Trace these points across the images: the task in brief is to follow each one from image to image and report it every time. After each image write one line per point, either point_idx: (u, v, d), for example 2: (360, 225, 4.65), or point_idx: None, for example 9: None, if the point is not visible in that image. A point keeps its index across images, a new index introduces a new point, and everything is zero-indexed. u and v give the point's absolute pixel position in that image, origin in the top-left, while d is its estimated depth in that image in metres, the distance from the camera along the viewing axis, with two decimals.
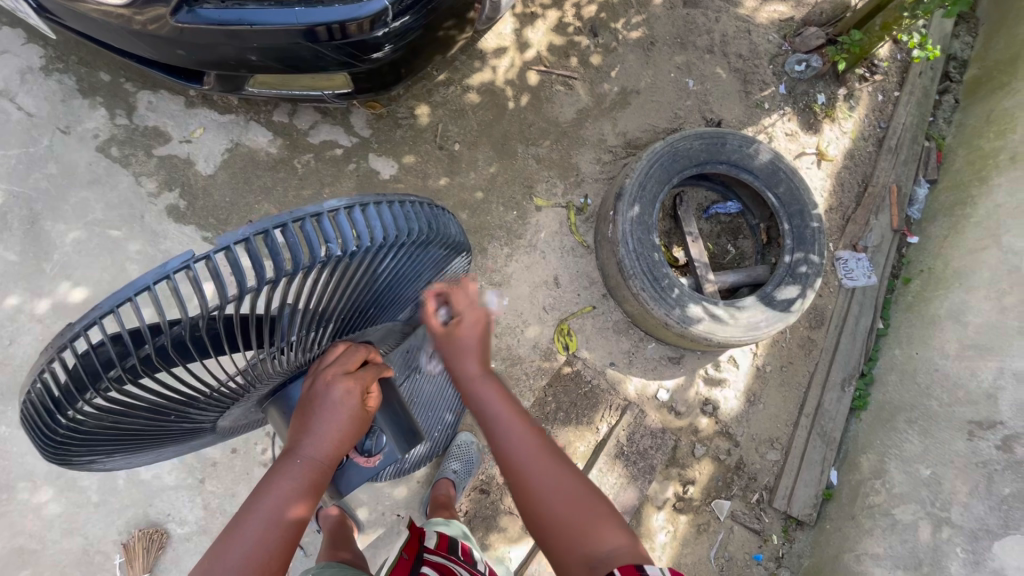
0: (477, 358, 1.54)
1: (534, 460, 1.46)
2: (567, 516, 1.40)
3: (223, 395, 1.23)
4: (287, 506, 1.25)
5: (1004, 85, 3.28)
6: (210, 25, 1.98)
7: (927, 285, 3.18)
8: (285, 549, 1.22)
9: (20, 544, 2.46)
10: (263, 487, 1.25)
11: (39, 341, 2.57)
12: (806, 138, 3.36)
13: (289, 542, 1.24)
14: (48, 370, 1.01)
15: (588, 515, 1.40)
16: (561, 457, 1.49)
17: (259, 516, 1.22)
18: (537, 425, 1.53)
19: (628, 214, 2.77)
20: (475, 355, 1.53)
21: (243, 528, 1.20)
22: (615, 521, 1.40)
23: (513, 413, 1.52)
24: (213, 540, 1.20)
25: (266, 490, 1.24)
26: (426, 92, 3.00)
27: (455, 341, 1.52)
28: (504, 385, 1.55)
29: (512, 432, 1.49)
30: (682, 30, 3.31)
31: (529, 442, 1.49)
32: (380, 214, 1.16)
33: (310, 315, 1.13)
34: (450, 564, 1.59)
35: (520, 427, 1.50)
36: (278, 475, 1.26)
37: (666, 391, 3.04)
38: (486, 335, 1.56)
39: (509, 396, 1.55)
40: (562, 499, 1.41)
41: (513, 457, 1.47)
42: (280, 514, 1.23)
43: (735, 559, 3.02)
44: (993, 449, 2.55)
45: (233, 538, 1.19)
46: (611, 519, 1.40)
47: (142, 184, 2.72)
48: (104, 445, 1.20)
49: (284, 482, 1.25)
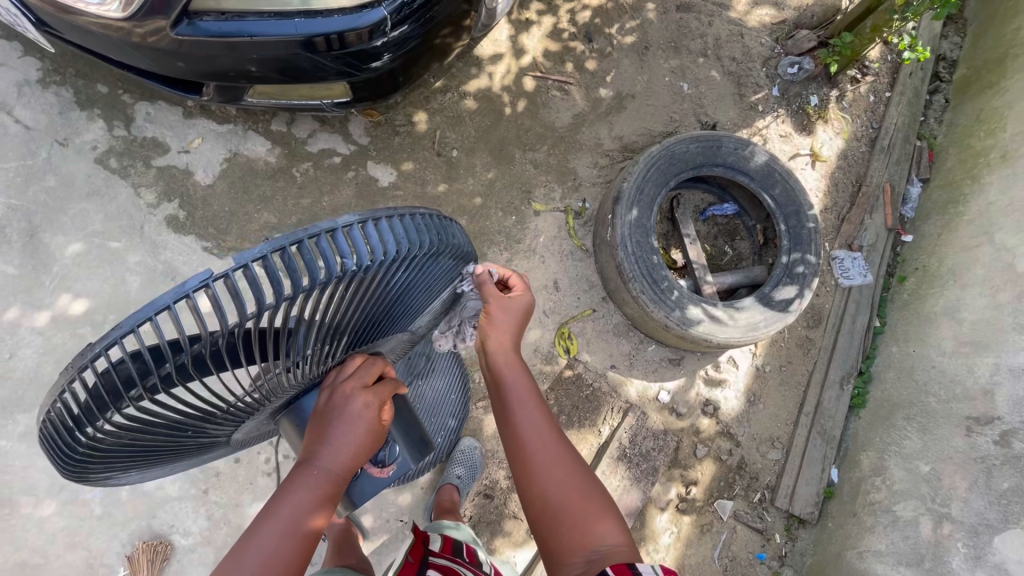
0: (513, 338, 1.65)
1: (545, 448, 1.55)
2: (567, 511, 1.45)
3: (239, 409, 1.24)
4: (304, 516, 1.25)
5: (993, 85, 3.33)
6: (209, 37, 2.00)
7: (921, 283, 3.22)
8: (302, 558, 1.23)
9: (23, 558, 2.46)
10: (279, 497, 1.26)
11: (38, 354, 2.56)
12: (800, 139, 3.40)
13: (306, 551, 1.24)
14: (68, 390, 1.01)
15: (590, 512, 1.45)
16: (572, 452, 1.57)
17: (276, 525, 1.23)
18: (552, 419, 1.61)
19: (626, 218, 2.79)
20: (511, 332, 1.64)
21: (259, 537, 1.21)
22: (616, 523, 1.45)
23: (536, 401, 1.62)
24: (230, 550, 1.19)
25: (283, 500, 1.25)
26: (423, 100, 3.01)
27: (504, 306, 1.61)
28: (531, 376, 1.64)
29: (531, 422, 1.58)
30: (676, 35, 3.34)
31: (544, 431, 1.58)
32: (392, 227, 1.17)
33: (325, 328, 1.14)
34: (455, 566, 1.60)
35: (540, 417, 1.59)
36: (294, 485, 1.26)
37: (667, 393, 3.06)
38: (525, 320, 1.69)
39: (536, 385, 1.65)
40: (569, 492, 1.48)
41: (528, 447, 1.55)
42: (298, 524, 1.24)
43: (738, 559, 3.04)
44: (991, 444, 2.57)
45: (251, 546, 1.19)
46: (614, 520, 1.45)
47: (141, 196, 2.73)
48: (122, 461, 1.20)
49: (301, 491, 1.25)
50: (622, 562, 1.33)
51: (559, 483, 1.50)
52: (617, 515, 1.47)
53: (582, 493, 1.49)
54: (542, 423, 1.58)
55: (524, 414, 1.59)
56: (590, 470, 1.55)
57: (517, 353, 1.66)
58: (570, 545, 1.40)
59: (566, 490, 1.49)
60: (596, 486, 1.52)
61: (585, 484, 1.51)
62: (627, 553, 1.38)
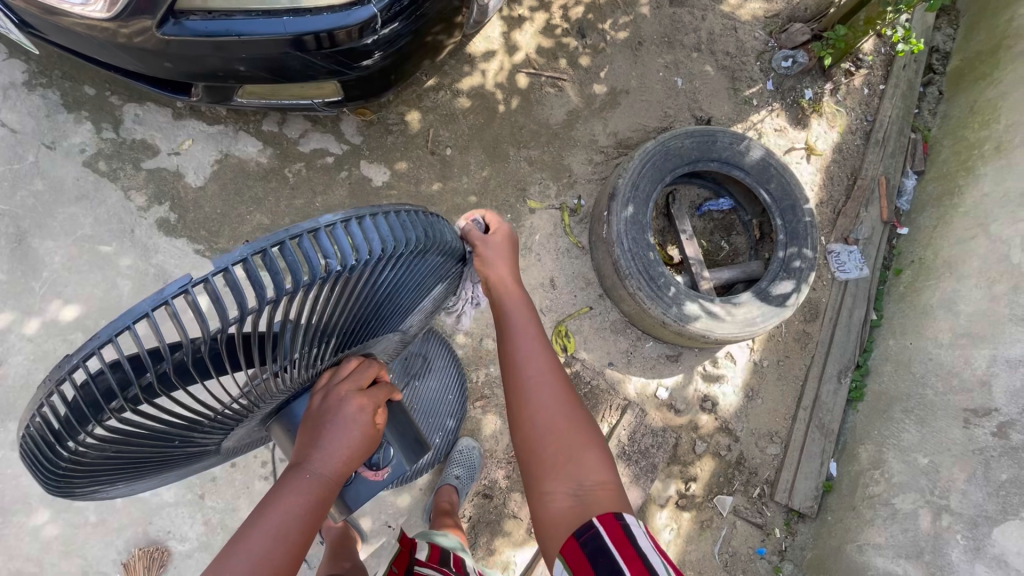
0: (512, 270, 1.63)
1: (540, 380, 1.49)
2: (555, 441, 1.39)
3: (226, 417, 1.22)
4: (297, 515, 1.20)
5: (986, 76, 3.33)
6: (196, 36, 1.97)
7: (917, 276, 3.22)
8: (293, 562, 1.18)
9: (18, 568, 2.43)
10: (270, 500, 1.21)
11: (28, 362, 2.53)
12: (795, 133, 3.39)
13: (297, 553, 1.19)
14: (48, 403, 0.99)
15: (579, 448, 1.38)
16: (568, 388, 1.50)
17: (268, 528, 1.17)
18: (551, 353, 1.55)
19: (621, 214, 2.77)
20: (507, 261, 1.63)
21: (251, 537, 1.16)
22: (605, 461, 1.37)
23: (535, 329, 1.58)
24: (219, 552, 1.14)
25: (274, 502, 1.20)
26: (417, 98, 2.99)
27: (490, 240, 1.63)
28: (534, 308, 1.61)
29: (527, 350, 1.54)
30: (669, 30, 3.32)
31: (541, 362, 1.52)
32: (377, 225, 1.15)
33: (311, 331, 1.12)
34: None
35: (538, 351, 1.54)
36: (286, 488, 1.22)
37: (665, 389, 3.06)
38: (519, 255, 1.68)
39: (535, 315, 1.61)
40: (559, 427, 1.41)
41: (522, 374, 1.50)
42: (290, 526, 1.19)
43: (739, 554, 3.03)
44: (989, 436, 2.57)
45: (239, 547, 1.14)
46: (602, 458, 1.38)
47: (131, 200, 2.69)
48: (107, 474, 1.18)
49: (293, 495, 1.21)
50: (605, 501, 1.27)
51: (550, 411, 1.44)
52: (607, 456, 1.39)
53: (572, 429, 1.42)
54: (538, 356, 1.53)
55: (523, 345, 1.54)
56: (584, 408, 1.47)
57: (517, 285, 1.63)
58: (554, 477, 1.34)
59: (556, 419, 1.42)
60: (589, 419, 1.45)
61: (577, 416, 1.44)
62: (612, 492, 1.31)
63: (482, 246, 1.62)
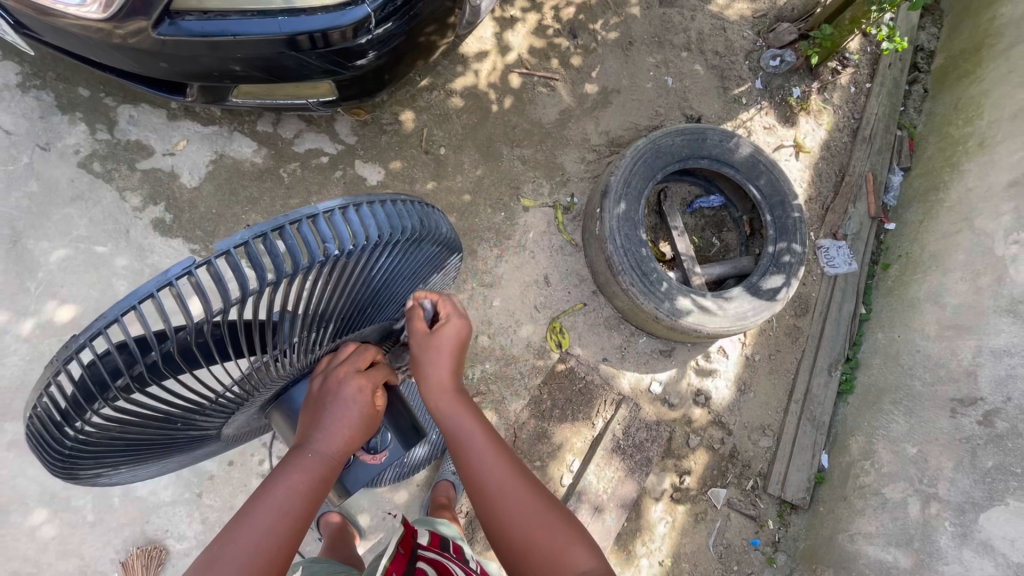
0: (451, 374, 1.51)
1: (504, 484, 1.44)
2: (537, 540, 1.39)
3: (228, 400, 1.24)
4: (298, 496, 1.23)
5: (969, 74, 3.40)
6: (192, 37, 1.99)
7: (904, 271, 3.28)
8: (294, 540, 1.20)
9: (15, 569, 2.43)
10: (274, 475, 1.24)
11: (24, 362, 2.53)
12: (784, 130, 3.44)
13: (298, 531, 1.22)
14: (55, 384, 1.01)
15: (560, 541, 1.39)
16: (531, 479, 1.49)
17: (272, 504, 1.21)
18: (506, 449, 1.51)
19: (614, 211, 2.81)
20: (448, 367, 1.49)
21: (254, 517, 1.18)
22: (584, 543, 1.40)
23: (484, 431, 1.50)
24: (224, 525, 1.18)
25: (278, 477, 1.24)
26: (410, 98, 3.02)
27: (431, 341, 1.46)
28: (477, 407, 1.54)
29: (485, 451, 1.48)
30: (659, 30, 3.37)
31: (499, 464, 1.47)
32: (373, 213, 1.19)
33: (311, 317, 1.16)
34: (444, 561, 1.55)
35: (493, 455, 1.48)
36: (290, 465, 1.24)
37: (659, 384, 3.09)
38: (464, 349, 1.53)
39: (481, 414, 1.54)
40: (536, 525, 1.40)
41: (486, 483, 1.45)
42: (291, 505, 1.22)
43: (733, 546, 3.07)
44: (974, 424, 2.61)
45: (242, 527, 1.17)
46: (582, 542, 1.40)
47: (127, 200, 2.70)
48: (111, 457, 1.20)
49: (297, 472, 1.24)
50: None
51: (523, 513, 1.42)
52: (585, 535, 1.43)
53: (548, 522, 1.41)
54: (497, 459, 1.47)
55: (479, 454, 1.47)
56: (550, 495, 1.48)
57: (456, 389, 1.52)
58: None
59: (531, 516, 1.41)
60: (559, 507, 1.46)
61: (549, 509, 1.44)
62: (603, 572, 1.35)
63: (420, 352, 1.46)
